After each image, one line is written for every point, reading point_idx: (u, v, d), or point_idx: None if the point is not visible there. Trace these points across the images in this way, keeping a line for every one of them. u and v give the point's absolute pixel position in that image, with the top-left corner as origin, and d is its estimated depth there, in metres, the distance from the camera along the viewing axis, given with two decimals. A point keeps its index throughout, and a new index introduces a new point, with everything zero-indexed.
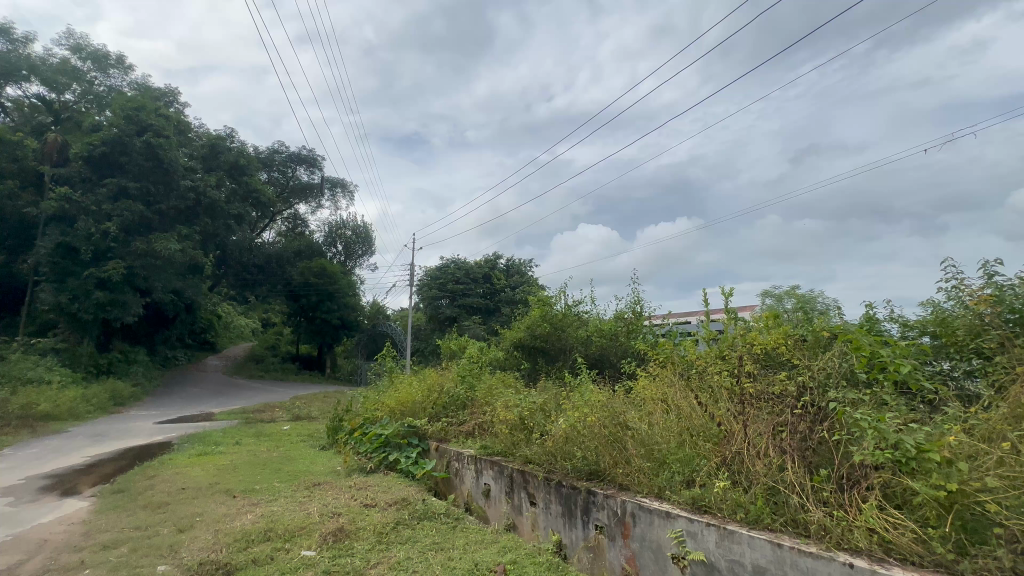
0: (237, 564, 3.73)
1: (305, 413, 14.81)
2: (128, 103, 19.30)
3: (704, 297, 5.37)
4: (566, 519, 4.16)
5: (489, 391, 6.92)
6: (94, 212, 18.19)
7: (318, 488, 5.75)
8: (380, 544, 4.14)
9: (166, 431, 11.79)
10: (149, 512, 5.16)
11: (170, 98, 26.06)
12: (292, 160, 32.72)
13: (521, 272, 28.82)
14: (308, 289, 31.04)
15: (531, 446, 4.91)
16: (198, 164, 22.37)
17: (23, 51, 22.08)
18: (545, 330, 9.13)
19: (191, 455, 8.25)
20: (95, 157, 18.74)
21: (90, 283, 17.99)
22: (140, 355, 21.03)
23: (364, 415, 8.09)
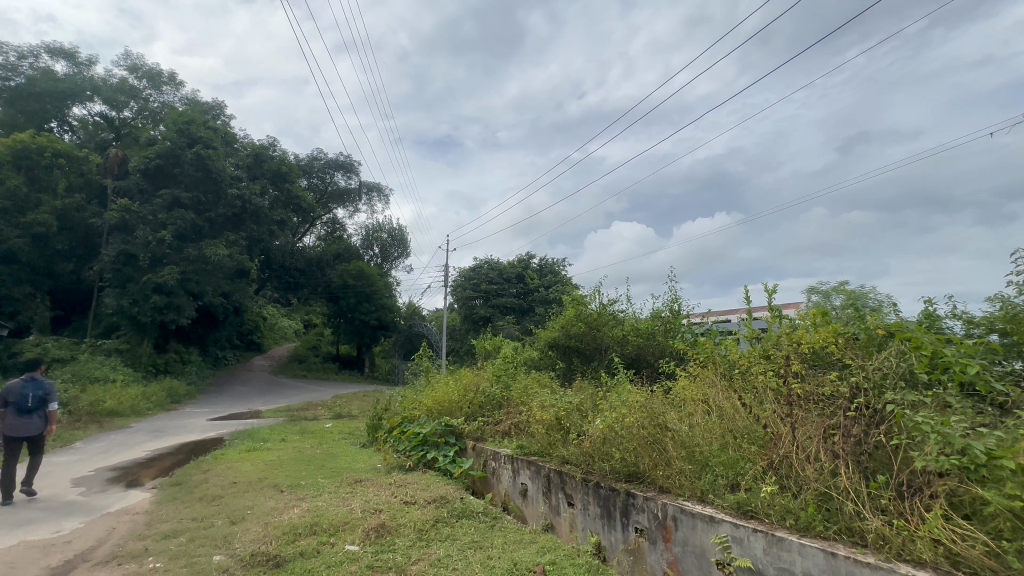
0: (286, 556, 3.88)
1: (346, 411, 15.29)
2: (180, 118, 20.55)
3: (746, 294, 5.20)
4: (605, 521, 4.11)
5: (524, 391, 6.92)
6: (151, 221, 19.39)
7: (360, 484, 5.92)
8: (420, 540, 4.21)
9: (217, 428, 12.43)
10: (204, 504, 5.45)
11: (217, 111, 27.50)
12: (330, 166, 33.79)
13: (555, 272, 28.71)
14: (347, 291, 31.93)
15: (568, 446, 4.88)
16: (243, 173, 23.51)
17: (87, 72, 24.23)
18: (580, 330, 9.03)
19: (241, 450, 8.68)
20: (151, 169, 20.02)
21: (148, 287, 19.17)
22: (193, 356, 22.24)
23: (402, 414, 8.26)
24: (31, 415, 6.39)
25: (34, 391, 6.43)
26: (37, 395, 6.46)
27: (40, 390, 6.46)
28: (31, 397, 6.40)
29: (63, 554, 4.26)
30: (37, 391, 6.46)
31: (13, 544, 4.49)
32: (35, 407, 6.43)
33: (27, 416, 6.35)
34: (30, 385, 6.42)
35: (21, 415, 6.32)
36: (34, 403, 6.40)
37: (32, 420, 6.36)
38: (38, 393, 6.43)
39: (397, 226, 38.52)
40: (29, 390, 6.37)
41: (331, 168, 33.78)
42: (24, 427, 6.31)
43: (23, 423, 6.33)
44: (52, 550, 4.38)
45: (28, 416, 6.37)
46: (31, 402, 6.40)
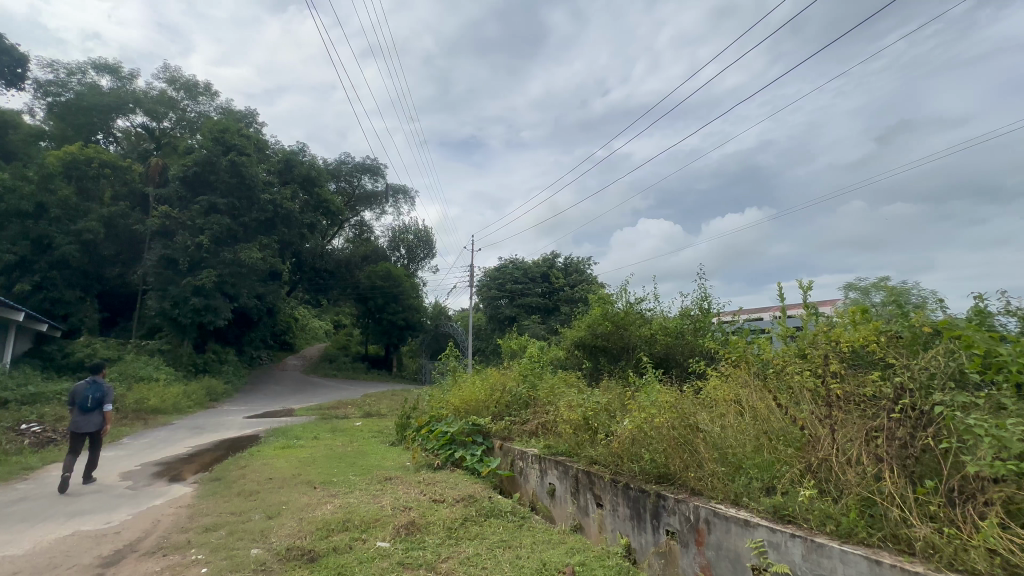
0: (321, 551, 3.97)
1: (375, 410, 15.57)
2: (215, 127, 21.35)
3: (779, 292, 5.04)
4: (635, 523, 4.05)
5: (550, 391, 6.89)
6: (190, 227, 20.23)
7: (390, 482, 6.02)
8: (450, 539, 4.25)
9: (253, 425, 12.84)
10: (242, 499, 5.64)
11: (250, 119, 28.44)
12: (357, 169, 34.47)
13: (580, 271, 28.51)
14: (375, 292, 32.50)
15: (596, 446, 4.83)
16: (275, 178, 24.23)
17: (130, 86, 25.44)
18: (608, 329, 8.91)
19: (276, 447, 8.94)
20: (189, 177, 20.87)
21: (188, 290, 19.98)
22: (230, 355, 23.06)
23: (429, 413, 8.33)
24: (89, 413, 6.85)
25: (90, 392, 6.87)
26: (91, 396, 6.88)
27: (99, 390, 6.87)
28: (89, 399, 6.85)
29: (113, 545, 4.48)
30: (96, 393, 6.90)
31: (69, 534, 4.75)
32: (96, 406, 6.88)
33: (87, 414, 6.81)
34: (85, 387, 6.83)
35: (81, 414, 6.74)
36: (94, 403, 6.84)
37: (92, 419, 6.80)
38: (97, 394, 6.87)
39: (423, 227, 38.98)
40: (88, 391, 6.80)
41: (359, 171, 34.45)
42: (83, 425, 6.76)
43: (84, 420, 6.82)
44: (103, 540, 4.61)
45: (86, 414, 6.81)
46: (87, 402, 6.82)
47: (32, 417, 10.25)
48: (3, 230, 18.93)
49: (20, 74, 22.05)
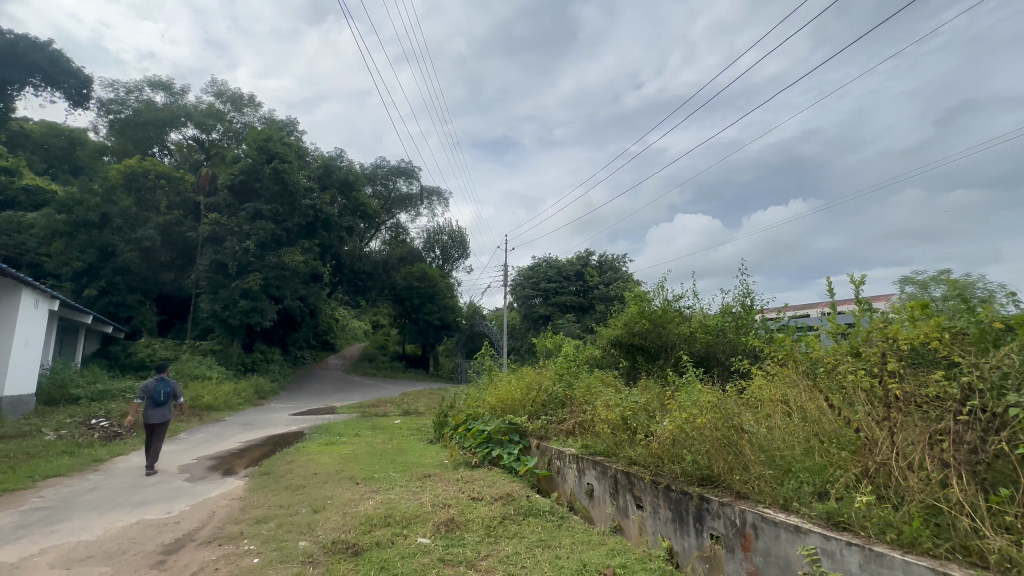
0: (364, 545, 4.08)
1: (413, 408, 15.90)
2: (260, 136, 22.33)
3: (828, 286, 4.79)
4: (677, 526, 3.95)
5: (587, 390, 6.81)
6: (237, 232, 21.26)
7: (429, 479, 6.13)
8: (489, 537, 4.27)
9: (299, 422, 13.36)
10: (289, 493, 5.87)
11: (291, 128, 29.59)
12: (393, 173, 35.22)
13: (615, 268, 28.17)
14: (411, 292, 33.12)
15: (635, 447, 4.73)
16: (315, 184, 25.11)
17: (182, 101, 26.96)
18: (645, 327, 8.69)
19: (320, 444, 9.27)
20: (236, 185, 21.92)
21: (236, 293, 20.99)
22: (276, 355, 24.06)
23: (466, 412, 8.40)
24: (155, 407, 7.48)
25: (153, 388, 7.53)
26: (152, 394, 7.55)
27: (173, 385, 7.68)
28: (154, 395, 7.55)
29: (174, 533, 4.75)
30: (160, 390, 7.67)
31: (134, 522, 5.08)
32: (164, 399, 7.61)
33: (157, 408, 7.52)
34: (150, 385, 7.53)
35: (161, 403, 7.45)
36: (164, 397, 7.60)
37: (162, 411, 7.52)
38: (167, 388, 7.67)
39: (457, 228, 39.42)
40: (160, 386, 7.51)
41: (394, 175, 35.20)
42: (154, 416, 7.39)
43: (151, 413, 7.48)
44: (165, 528, 4.91)
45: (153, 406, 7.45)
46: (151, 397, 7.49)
47: (100, 413, 11.02)
48: (72, 239, 20.42)
49: (86, 95, 23.80)
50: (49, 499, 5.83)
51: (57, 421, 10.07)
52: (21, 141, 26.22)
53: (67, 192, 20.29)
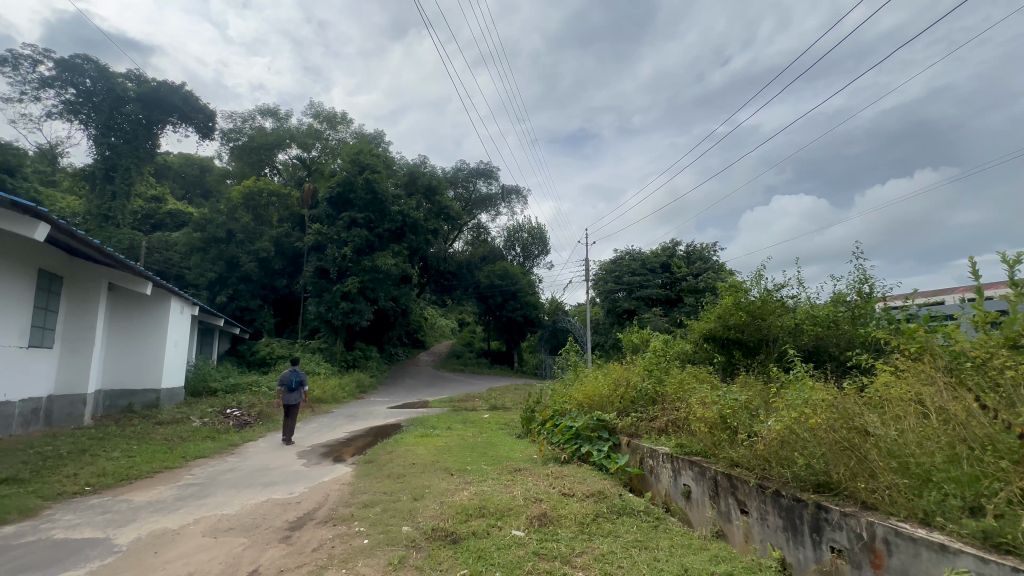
0: (462, 534, 4.24)
1: (500, 403, 16.30)
2: (352, 150, 24.09)
3: (971, 268, 4.09)
4: (790, 535, 3.63)
5: (680, 387, 6.52)
6: (336, 240, 23.14)
7: (519, 473, 6.22)
8: (583, 534, 4.23)
9: (396, 415, 14.29)
10: (391, 481, 6.29)
11: (379, 140, 31.65)
12: (472, 175, 36.17)
13: (704, 258, 26.73)
14: (494, 290, 33.87)
15: (736, 448, 4.41)
16: (402, 191, 26.63)
17: (286, 124, 29.95)
18: (742, 319, 8.05)
19: (417, 435, 9.83)
20: (334, 197, 23.90)
21: (338, 295, 22.88)
22: (373, 352, 25.89)
23: (553, 407, 8.44)
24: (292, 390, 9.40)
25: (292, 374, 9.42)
26: (298, 376, 9.34)
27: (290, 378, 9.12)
28: (293, 377, 9.27)
29: (296, 512, 5.31)
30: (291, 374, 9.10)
31: (264, 500, 5.76)
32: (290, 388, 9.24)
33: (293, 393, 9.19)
34: (297, 371, 9.51)
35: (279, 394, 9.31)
36: (286, 384, 9.13)
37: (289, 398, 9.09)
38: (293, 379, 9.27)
39: (536, 225, 39.65)
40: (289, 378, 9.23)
41: (473, 176, 36.15)
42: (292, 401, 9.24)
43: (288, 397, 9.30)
44: (289, 507, 5.51)
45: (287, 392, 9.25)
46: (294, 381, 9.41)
47: (234, 403, 12.67)
48: (206, 254, 23.58)
49: (211, 126, 27.13)
50: (199, 477, 6.82)
51: (201, 410, 11.74)
52: (165, 171, 30.79)
53: (201, 213, 23.55)
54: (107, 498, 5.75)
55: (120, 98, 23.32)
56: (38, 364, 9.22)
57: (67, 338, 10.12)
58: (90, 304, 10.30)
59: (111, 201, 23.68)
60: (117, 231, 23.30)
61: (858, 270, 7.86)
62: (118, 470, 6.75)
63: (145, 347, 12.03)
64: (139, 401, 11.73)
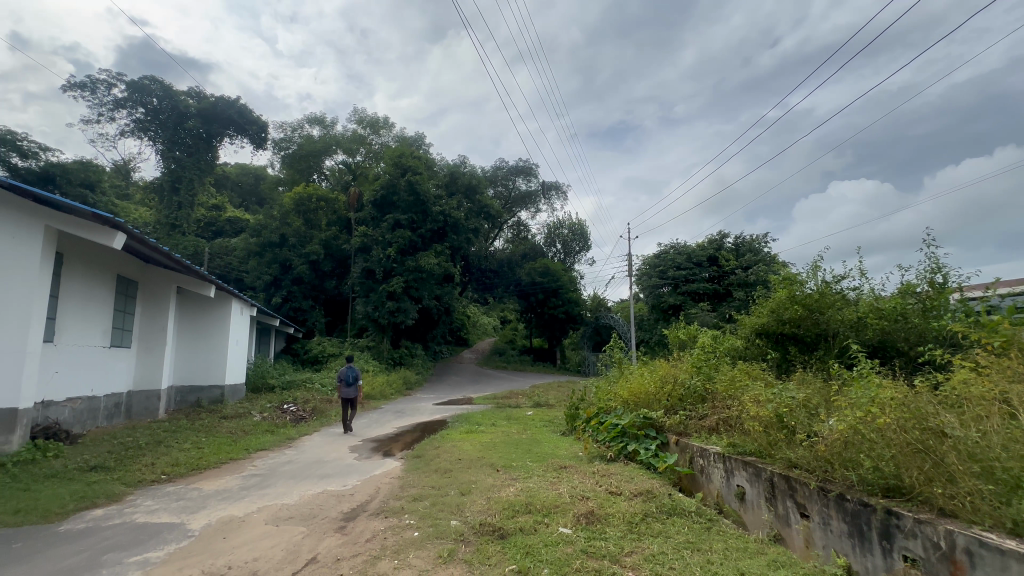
0: (509, 530, 4.27)
1: (544, 401, 16.29)
2: (395, 153, 24.67)
3: None
4: (857, 542, 3.42)
5: (731, 384, 6.29)
6: (381, 241, 23.85)
7: (565, 471, 6.18)
8: (632, 533, 4.16)
9: (442, 411, 14.57)
10: (439, 475, 6.43)
11: (419, 142, 32.28)
12: (511, 173, 36.20)
13: (754, 250, 25.69)
14: (535, 287, 33.80)
15: (794, 448, 4.19)
16: (443, 191, 27.10)
17: (332, 132, 31.09)
18: (798, 313, 7.69)
19: (462, 432, 9.96)
20: (379, 200, 24.60)
21: (384, 295, 23.56)
22: (418, 350, 26.49)
23: (598, 405, 8.36)
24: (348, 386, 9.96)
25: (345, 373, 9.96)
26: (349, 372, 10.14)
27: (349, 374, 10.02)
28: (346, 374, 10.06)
29: (351, 504, 5.52)
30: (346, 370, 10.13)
31: (321, 491, 6.04)
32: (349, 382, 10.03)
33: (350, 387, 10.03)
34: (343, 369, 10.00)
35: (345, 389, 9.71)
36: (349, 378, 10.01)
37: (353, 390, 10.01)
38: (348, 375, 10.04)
39: (577, 221, 39.29)
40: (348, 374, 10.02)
41: (513, 174, 36.13)
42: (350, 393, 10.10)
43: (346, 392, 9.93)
44: (344, 498, 5.74)
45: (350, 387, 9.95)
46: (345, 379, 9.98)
47: (290, 399, 13.33)
48: (262, 258, 24.93)
49: (264, 137, 28.40)
50: (261, 468, 7.22)
51: (261, 405, 12.45)
52: (224, 181, 32.78)
53: (257, 219, 24.90)
54: (181, 486, 6.21)
55: (183, 115, 24.99)
56: (119, 362, 10.05)
57: (143, 338, 10.97)
58: (161, 306, 11.11)
59: (178, 210, 25.46)
60: (183, 239, 24.96)
61: (930, 259, 7.27)
62: (190, 460, 7.27)
63: (210, 346, 12.84)
64: (206, 397, 12.58)
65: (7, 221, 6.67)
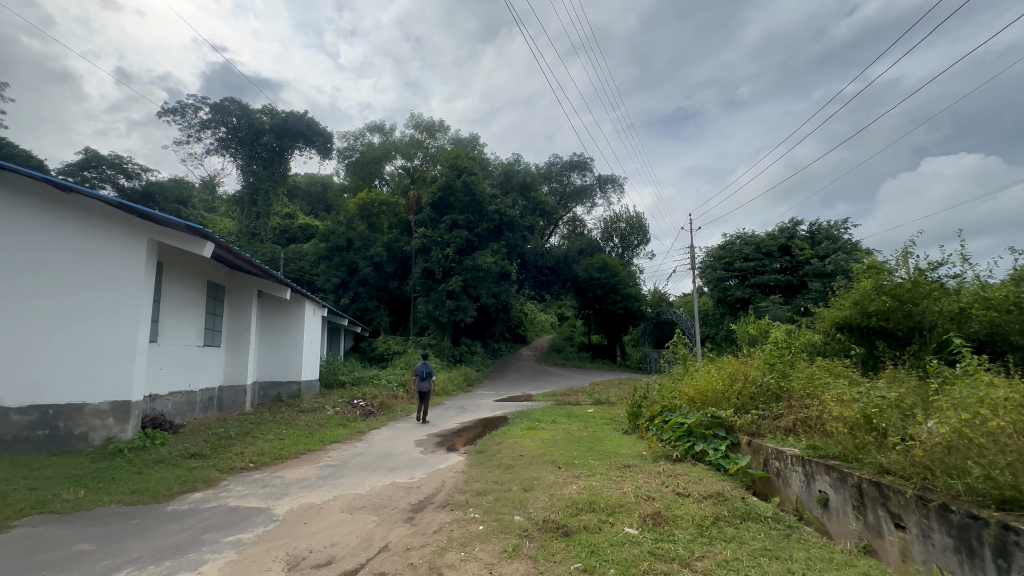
0: (573, 528, 4.23)
1: (605, 398, 16.00)
2: (450, 155, 25.15)
3: None
4: (965, 558, 3.07)
5: (809, 382, 5.85)
6: (440, 241, 24.52)
7: (629, 470, 6.04)
8: (703, 537, 3.98)
9: (502, 407, 14.76)
10: (501, 471, 6.50)
11: (474, 142, 32.77)
12: (566, 168, 35.82)
13: (832, 238, 23.84)
14: (593, 283, 33.27)
15: (886, 452, 3.84)
16: (498, 190, 27.37)
17: (391, 138, 32.31)
18: (886, 305, 7.02)
19: (523, 428, 10.02)
20: (436, 201, 25.23)
21: (444, 294, 24.21)
22: (478, 347, 26.97)
23: (662, 403, 8.11)
24: (426, 380, 10.83)
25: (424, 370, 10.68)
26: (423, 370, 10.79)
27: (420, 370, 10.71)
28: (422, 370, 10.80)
29: (418, 496, 5.73)
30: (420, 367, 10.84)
31: (390, 483, 6.32)
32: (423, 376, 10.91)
33: (422, 381, 10.79)
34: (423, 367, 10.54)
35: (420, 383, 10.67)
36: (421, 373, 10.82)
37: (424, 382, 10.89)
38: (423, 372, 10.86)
39: (635, 214, 38.27)
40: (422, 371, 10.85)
41: (568, 169, 35.69)
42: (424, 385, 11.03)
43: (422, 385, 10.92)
44: (411, 490, 5.97)
45: (425, 380, 10.84)
46: (424, 373, 10.78)
47: (359, 395, 14.06)
48: (330, 261, 26.46)
49: (330, 147, 30.05)
50: (335, 459, 7.68)
51: (334, 400, 13.23)
52: (296, 191, 35.07)
53: (326, 226, 26.40)
54: (266, 474, 6.74)
55: (258, 131, 26.99)
56: (210, 360, 11.06)
57: (230, 338, 12.00)
58: (245, 308, 12.10)
59: (256, 220, 27.57)
60: (261, 246, 27.00)
61: None
62: (273, 450, 7.86)
63: (287, 345, 13.80)
64: (285, 392, 13.54)
65: (119, 236, 7.56)
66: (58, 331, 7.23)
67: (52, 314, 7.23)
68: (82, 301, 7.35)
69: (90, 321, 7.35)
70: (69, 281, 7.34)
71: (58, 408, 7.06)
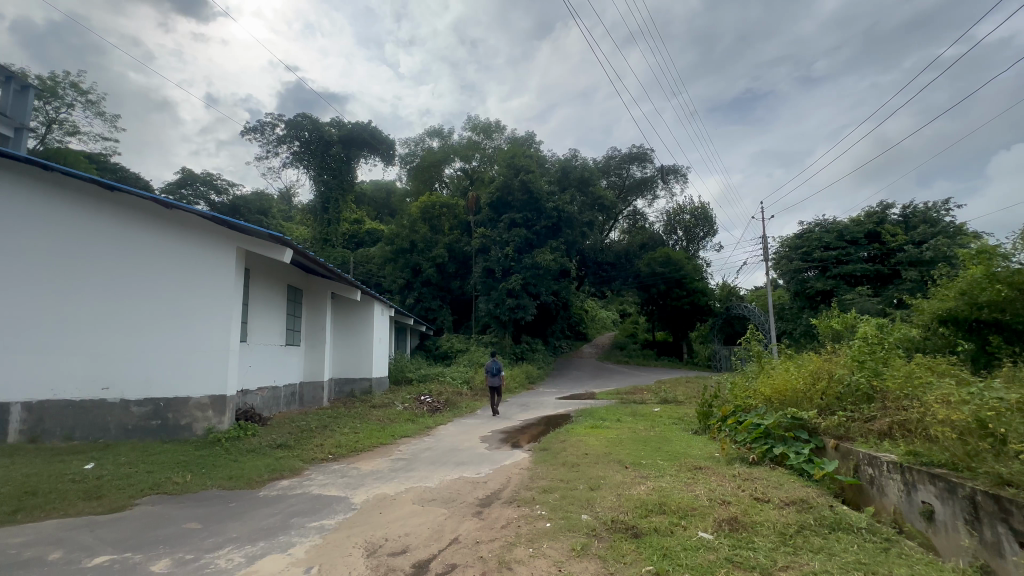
0: (642, 529, 4.13)
1: (672, 397, 15.39)
2: (507, 155, 25.32)
3: None
4: None
5: (907, 382, 5.29)
6: (499, 241, 24.86)
7: (701, 472, 5.79)
8: (785, 546, 3.73)
9: (565, 405, 14.69)
10: (567, 469, 6.46)
11: (530, 141, 32.79)
12: (625, 160, 34.91)
13: (930, 221, 21.44)
14: (656, 278, 32.16)
15: (1006, 462, 3.38)
16: (556, 187, 27.21)
17: (449, 141, 33.13)
18: (1001, 295, 6.21)
19: (587, 427, 9.90)
20: (495, 201, 25.50)
21: (505, 292, 24.42)
22: (539, 345, 26.97)
23: (735, 403, 7.69)
24: (496, 376, 11.09)
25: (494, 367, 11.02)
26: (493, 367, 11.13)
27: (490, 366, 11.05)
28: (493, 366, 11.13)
29: (484, 491, 5.83)
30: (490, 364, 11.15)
31: (458, 477, 6.49)
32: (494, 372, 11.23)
33: (492, 377, 11.02)
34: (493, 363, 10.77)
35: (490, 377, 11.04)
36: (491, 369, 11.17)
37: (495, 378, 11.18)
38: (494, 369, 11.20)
39: (700, 204, 36.59)
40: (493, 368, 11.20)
41: (627, 162, 34.80)
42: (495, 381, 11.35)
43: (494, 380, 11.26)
44: (478, 485, 6.09)
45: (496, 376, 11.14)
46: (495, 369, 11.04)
47: (426, 391, 14.56)
48: (395, 263, 27.57)
49: (392, 154, 31.33)
50: (406, 453, 8.02)
51: (403, 396, 13.80)
52: (363, 198, 36.94)
53: (391, 230, 27.56)
54: (343, 465, 7.18)
55: (328, 142, 28.67)
56: (292, 358, 11.93)
57: (308, 337, 12.87)
58: (320, 310, 12.91)
59: (328, 227, 29.35)
60: (333, 251, 28.74)
61: None
62: (349, 442, 8.34)
63: (358, 344, 14.58)
64: (358, 388, 14.32)
65: (211, 246, 8.34)
66: (164, 329, 8.12)
67: (158, 314, 8.13)
68: (181, 302, 8.19)
69: (189, 320, 8.19)
70: (170, 284, 8.21)
71: (167, 401, 7.94)
